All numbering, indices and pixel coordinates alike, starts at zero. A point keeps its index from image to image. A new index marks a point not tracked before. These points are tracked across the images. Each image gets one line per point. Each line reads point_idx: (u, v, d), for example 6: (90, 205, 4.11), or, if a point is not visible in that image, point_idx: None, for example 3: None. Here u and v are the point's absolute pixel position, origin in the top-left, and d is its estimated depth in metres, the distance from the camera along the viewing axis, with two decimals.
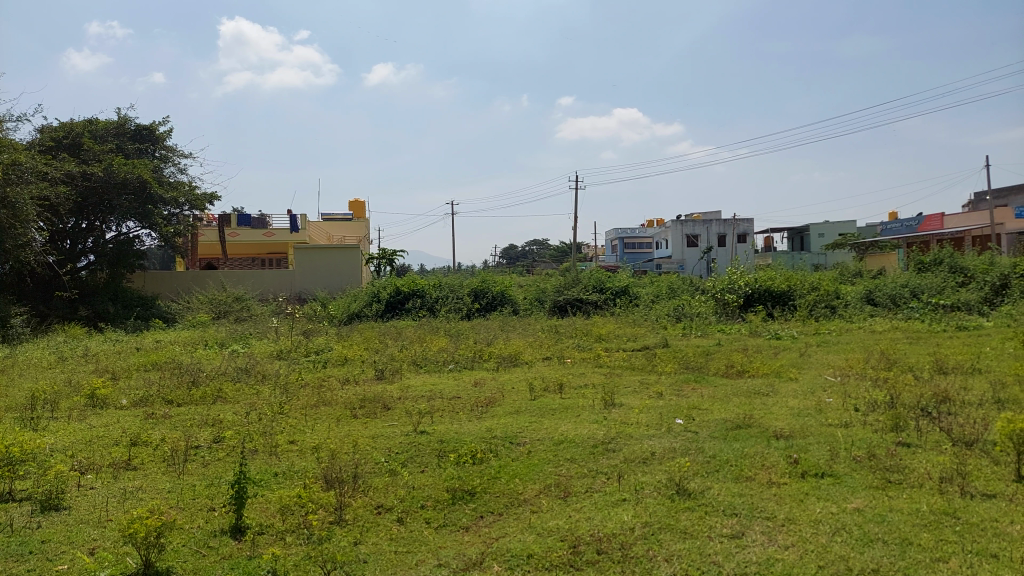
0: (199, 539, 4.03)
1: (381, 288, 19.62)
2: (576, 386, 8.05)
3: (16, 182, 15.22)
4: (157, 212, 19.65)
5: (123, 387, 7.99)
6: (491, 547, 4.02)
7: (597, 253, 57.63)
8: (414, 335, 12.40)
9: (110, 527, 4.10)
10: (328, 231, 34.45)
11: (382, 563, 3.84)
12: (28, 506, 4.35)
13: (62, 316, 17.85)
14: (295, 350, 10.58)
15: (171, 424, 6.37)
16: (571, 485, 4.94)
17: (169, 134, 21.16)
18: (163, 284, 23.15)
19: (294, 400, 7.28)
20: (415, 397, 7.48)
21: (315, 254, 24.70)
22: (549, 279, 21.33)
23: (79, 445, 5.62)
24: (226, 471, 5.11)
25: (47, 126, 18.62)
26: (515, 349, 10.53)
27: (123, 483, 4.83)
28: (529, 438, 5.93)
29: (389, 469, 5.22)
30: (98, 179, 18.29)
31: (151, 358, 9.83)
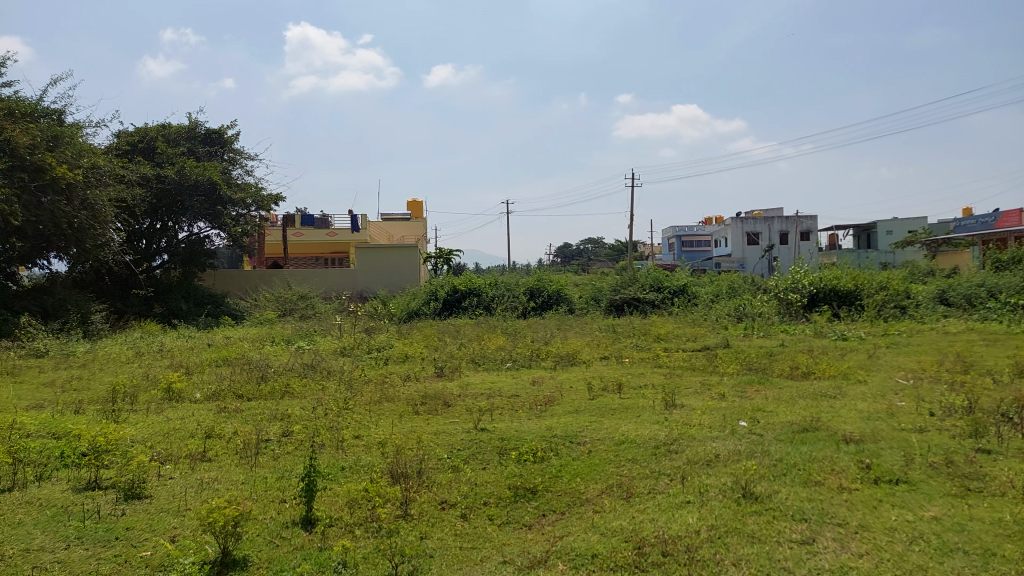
0: (272, 530, 4.16)
1: (438, 287, 19.81)
2: (635, 386, 7.96)
3: (95, 184, 16.07)
4: (226, 213, 20.35)
5: (197, 381, 8.30)
6: (555, 546, 4.02)
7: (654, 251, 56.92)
8: (472, 333, 12.47)
9: (189, 517, 4.26)
10: (387, 231, 35.04)
11: (447, 559, 3.88)
12: (113, 495, 4.55)
13: (138, 314, 18.46)
14: (357, 347, 10.77)
15: (242, 418, 6.58)
16: (633, 486, 4.89)
17: (237, 137, 21.90)
18: (233, 283, 23.92)
19: (358, 396, 7.42)
20: (475, 395, 7.52)
21: (374, 253, 25.12)
22: (605, 278, 21.20)
23: (157, 436, 5.86)
24: (295, 465, 5.26)
25: (124, 132, 19.62)
26: (573, 348, 10.49)
27: (200, 474, 5.02)
28: (590, 437, 5.90)
29: (452, 465, 5.27)
30: (172, 182, 19.09)
31: (221, 354, 10.15)
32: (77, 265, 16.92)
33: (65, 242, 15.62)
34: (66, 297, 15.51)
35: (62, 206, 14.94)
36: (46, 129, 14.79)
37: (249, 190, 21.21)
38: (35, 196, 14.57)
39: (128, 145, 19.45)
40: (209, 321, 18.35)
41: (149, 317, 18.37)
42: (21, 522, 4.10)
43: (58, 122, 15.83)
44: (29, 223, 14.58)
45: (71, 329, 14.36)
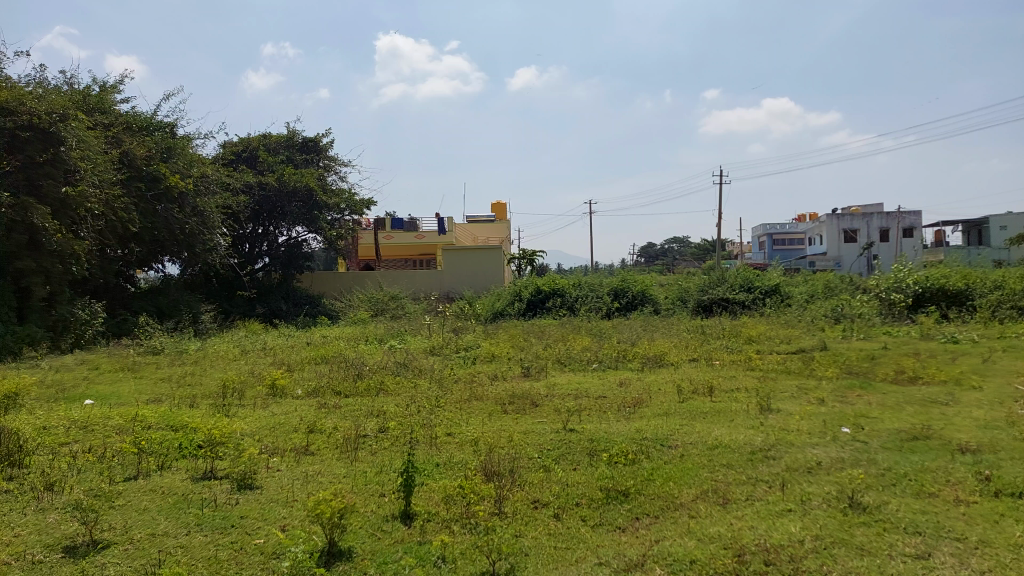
0: (374, 523, 4.32)
1: (522, 287, 19.93)
2: (727, 389, 7.76)
3: (204, 193, 17.18)
4: (323, 218, 21.12)
5: (298, 378, 8.71)
6: (652, 550, 3.97)
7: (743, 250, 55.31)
8: (558, 333, 12.49)
9: (296, 507, 4.48)
10: (473, 233, 35.60)
11: (543, 557, 3.91)
12: (227, 484, 4.85)
13: (243, 313, 19.52)
14: (446, 347, 11.00)
15: (341, 414, 6.85)
16: (730, 491, 4.77)
17: (331, 145, 22.74)
18: (327, 284, 24.88)
19: (448, 395, 7.57)
20: (562, 396, 7.52)
21: (459, 254, 25.53)
22: (692, 278, 20.76)
23: (264, 430, 6.18)
24: (392, 460, 5.43)
25: (229, 142, 20.98)
26: (661, 349, 10.33)
27: (305, 467, 5.26)
28: (681, 441, 5.79)
29: (543, 465, 5.30)
30: (273, 189, 20.09)
31: (319, 352, 10.60)
32: (188, 269, 18.00)
33: (177, 247, 16.68)
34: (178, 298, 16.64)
35: (174, 213, 16.05)
36: (160, 142, 16.08)
37: (343, 195, 21.98)
38: (152, 204, 15.71)
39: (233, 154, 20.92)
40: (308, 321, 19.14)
41: (253, 317, 19.34)
42: (148, 508, 4.43)
43: (171, 135, 17.00)
44: (146, 229, 15.67)
45: (183, 327, 15.34)
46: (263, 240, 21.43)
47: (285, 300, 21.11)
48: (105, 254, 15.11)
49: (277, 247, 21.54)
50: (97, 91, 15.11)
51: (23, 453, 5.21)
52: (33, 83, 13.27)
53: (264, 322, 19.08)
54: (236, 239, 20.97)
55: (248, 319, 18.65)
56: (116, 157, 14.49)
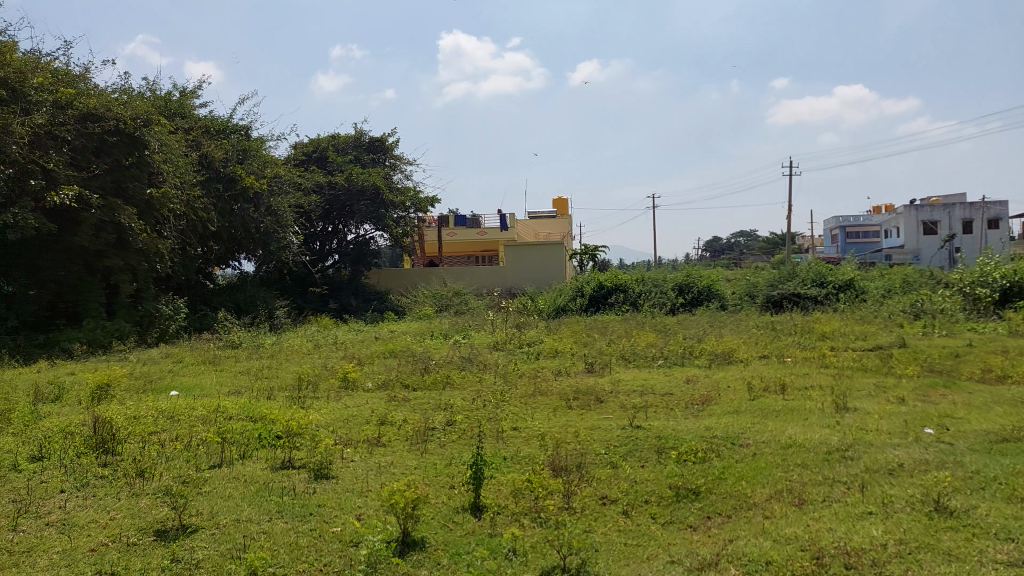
0: (446, 514, 4.41)
1: (584, 283, 19.81)
2: (800, 387, 7.54)
3: (278, 193, 17.81)
4: (389, 216, 21.53)
5: (369, 371, 8.95)
6: (726, 549, 3.90)
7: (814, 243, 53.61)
8: (621, 329, 12.39)
9: (370, 498, 4.63)
10: (535, 229, 35.68)
11: (614, 553, 3.91)
12: (305, 473, 5.04)
13: (315, 309, 20.14)
14: (510, 342, 11.06)
15: (411, 406, 7.00)
16: (806, 492, 4.64)
17: (397, 144, 23.15)
18: (394, 280, 25.37)
19: (514, 389, 7.63)
20: (628, 392, 7.47)
21: (522, 250, 25.60)
22: (760, 273, 20.21)
23: (338, 422, 6.38)
24: (461, 453, 5.52)
25: (300, 144, 21.93)
26: (728, 346, 10.10)
27: (377, 458, 5.41)
28: (753, 440, 5.67)
29: (610, 461, 5.29)
30: (342, 188, 20.65)
31: (388, 347, 10.85)
32: (263, 266, 18.67)
33: (253, 245, 17.31)
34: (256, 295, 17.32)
35: (250, 212, 16.71)
36: (236, 144, 16.74)
37: (408, 193, 22.37)
38: (229, 204, 16.38)
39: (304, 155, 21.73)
40: (376, 316, 19.56)
41: (324, 312, 19.91)
42: (231, 495, 4.63)
43: (246, 137, 17.66)
44: (224, 228, 16.37)
45: (259, 322, 15.93)
46: (333, 238, 22.02)
47: (355, 296, 21.64)
48: (186, 252, 15.84)
49: (346, 244, 22.09)
50: (177, 96, 15.86)
51: (117, 441, 5.53)
52: (120, 90, 14.02)
53: (335, 317, 19.61)
54: (307, 237, 21.63)
55: (320, 314, 19.21)
56: (194, 160, 15.19)
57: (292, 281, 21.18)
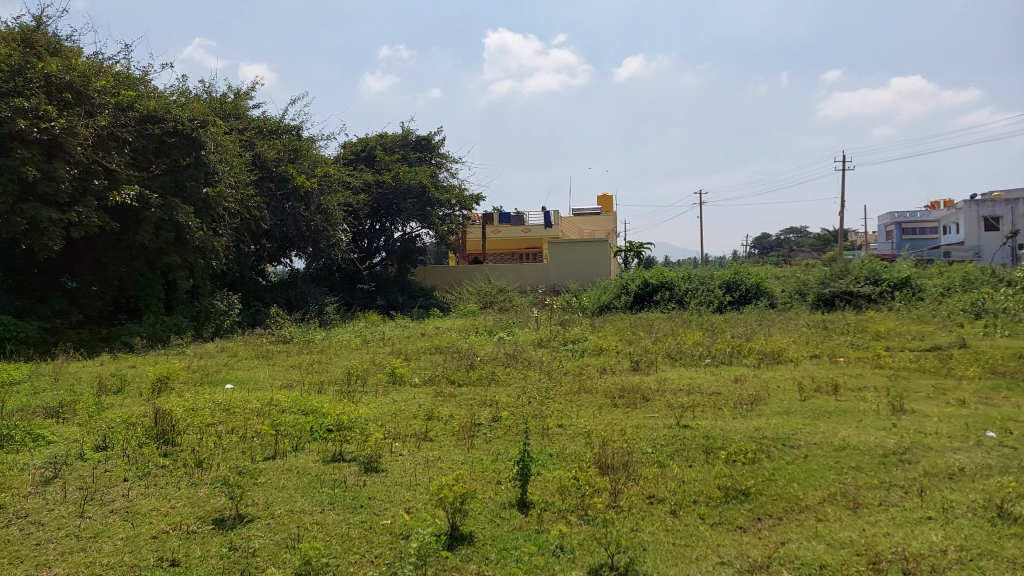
0: (493, 509, 4.45)
1: (629, 280, 19.63)
2: (853, 388, 7.35)
3: (328, 192, 18.16)
4: (435, 214, 21.74)
5: (415, 367, 9.07)
6: (778, 552, 3.84)
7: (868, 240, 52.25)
8: (667, 327, 12.27)
9: (419, 491, 4.70)
10: (579, 226, 35.57)
11: (662, 553, 3.88)
12: (355, 467, 5.15)
13: (363, 305, 20.47)
14: (554, 339, 11.06)
15: (457, 402, 7.08)
16: (860, 495, 4.53)
17: (443, 143, 23.37)
18: (440, 277, 25.60)
19: (559, 387, 7.63)
20: (674, 391, 7.39)
21: (567, 248, 25.53)
22: (811, 271, 19.74)
23: (386, 416, 6.49)
24: (508, 449, 5.56)
25: (349, 143, 22.26)
26: (778, 345, 9.90)
27: (425, 452, 5.49)
28: (805, 441, 5.55)
29: (657, 460, 5.25)
30: (389, 187, 20.94)
31: (434, 343, 10.97)
32: (313, 262, 19.06)
33: (303, 243, 17.71)
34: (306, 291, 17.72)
35: (301, 211, 17.08)
36: (288, 144, 17.15)
37: (454, 191, 22.56)
38: (280, 203, 16.80)
39: (352, 155, 22.12)
40: (422, 313, 19.76)
41: (372, 308, 20.22)
42: (286, 486, 4.77)
43: (297, 137, 18.07)
44: (277, 227, 16.81)
45: (310, 318, 16.29)
46: (380, 236, 22.35)
47: (401, 292, 21.91)
48: (240, 249, 16.32)
49: (393, 242, 22.38)
50: (232, 98, 16.33)
51: (176, 432, 5.74)
52: (177, 92, 14.51)
53: (383, 313, 19.90)
54: (356, 234, 22.00)
55: (368, 310, 19.52)
56: (247, 160, 15.61)
57: (341, 278, 21.57)
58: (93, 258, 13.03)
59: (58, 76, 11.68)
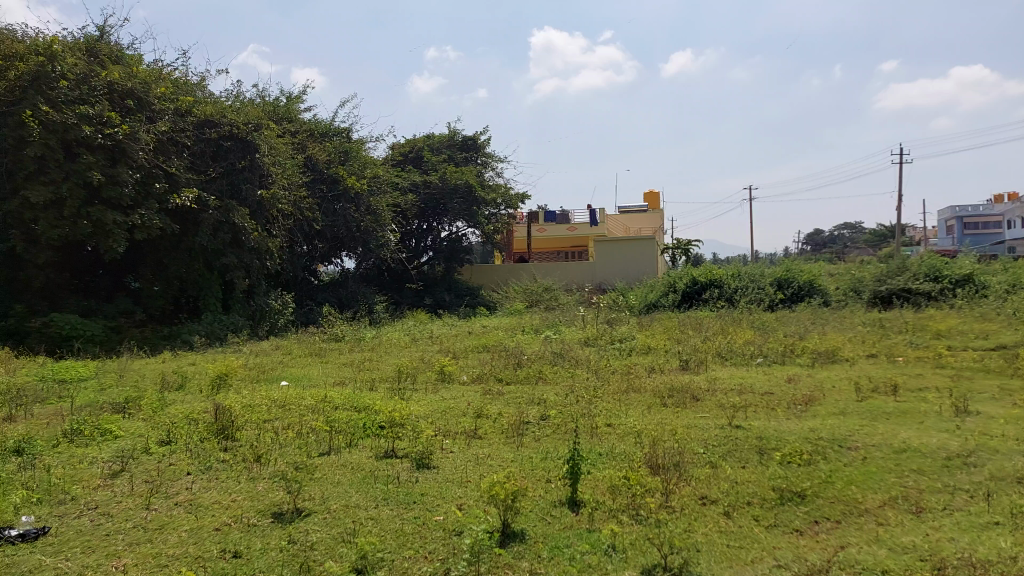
0: (544, 507, 4.46)
1: (677, 278, 19.40)
2: (914, 388, 7.13)
3: (377, 192, 18.42)
4: (481, 213, 21.86)
5: (464, 365, 9.16)
6: (837, 556, 3.75)
7: (926, 234, 50.38)
8: (716, 326, 12.07)
9: (470, 488, 4.76)
10: (625, 224, 35.30)
11: (717, 555, 3.84)
12: (407, 463, 5.23)
13: (411, 304, 20.72)
14: (601, 338, 11.03)
15: (506, 400, 7.12)
16: (923, 499, 4.39)
17: (489, 142, 23.49)
18: (486, 276, 25.75)
19: (607, 385, 7.61)
20: (725, 391, 7.29)
21: (613, 246, 25.37)
22: (866, 268, 19.16)
23: (437, 414, 6.57)
24: (557, 448, 5.57)
25: (397, 145, 22.56)
26: (832, 344, 9.66)
27: (475, 450, 5.54)
28: (863, 442, 5.41)
29: (709, 461, 5.18)
30: (436, 187, 21.16)
31: (481, 341, 11.05)
32: (362, 262, 19.38)
33: (353, 243, 18.01)
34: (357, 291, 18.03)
35: (351, 212, 17.36)
36: (338, 147, 17.49)
37: (500, 190, 22.65)
38: (332, 204, 17.15)
39: (400, 156, 22.44)
40: (469, 311, 19.88)
41: (420, 307, 20.46)
42: (341, 481, 4.88)
43: (347, 139, 18.41)
44: (328, 227, 17.18)
45: (360, 316, 16.59)
46: (428, 235, 22.60)
47: (448, 291, 22.10)
48: (294, 250, 16.73)
49: (440, 241, 22.61)
50: (284, 102, 16.75)
51: (235, 428, 5.92)
52: (232, 97, 14.97)
53: (431, 312, 20.11)
54: (404, 234, 22.30)
55: (416, 309, 19.75)
56: (299, 162, 16.00)
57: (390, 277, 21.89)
58: (155, 259, 13.56)
59: (120, 83, 12.19)
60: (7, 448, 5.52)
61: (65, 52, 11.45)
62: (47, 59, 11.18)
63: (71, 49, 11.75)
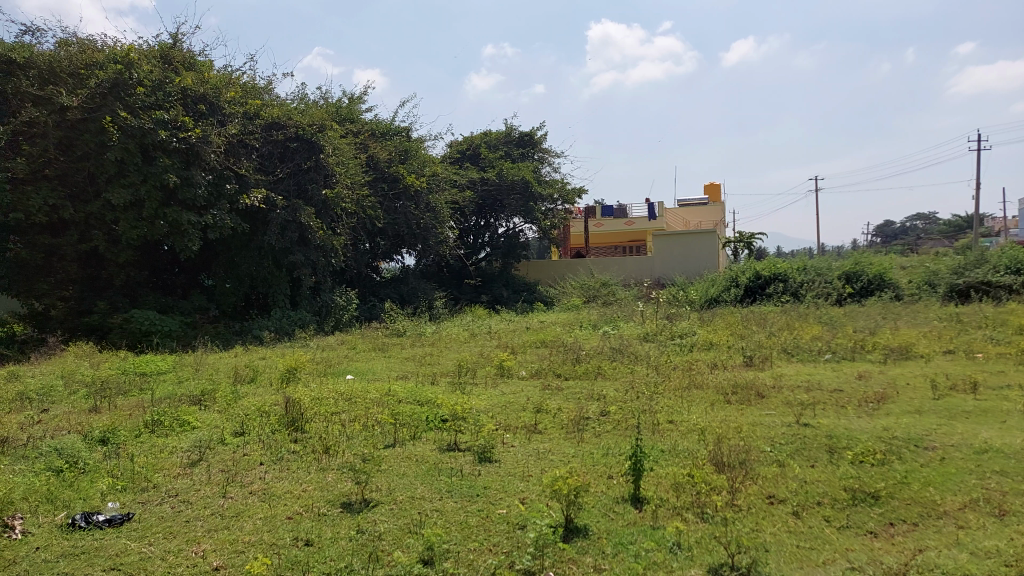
0: (606, 503, 4.46)
1: (739, 273, 19.01)
2: (996, 386, 6.79)
3: (436, 190, 18.62)
4: (538, 209, 21.88)
5: (523, 360, 9.21)
6: (915, 560, 3.62)
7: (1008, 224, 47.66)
8: (781, 321, 11.76)
9: (532, 482, 4.79)
10: (685, 217, 34.68)
11: (786, 555, 3.76)
12: (470, 456, 5.31)
13: (470, 300, 20.91)
14: (661, 333, 10.89)
15: (565, 395, 7.13)
16: (1008, 503, 4.18)
17: (546, 138, 23.48)
18: (543, 272, 25.77)
19: (668, 381, 7.53)
20: (792, 387, 7.10)
21: (672, 240, 24.95)
22: (942, 260, 18.29)
23: (497, 408, 6.63)
24: (619, 444, 5.54)
25: (455, 142, 22.77)
26: (906, 340, 9.28)
27: (536, 444, 5.57)
28: (940, 442, 5.19)
29: (777, 460, 5.07)
30: (494, 184, 21.25)
31: (539, 336, 11.08)
32: (422, 259, 19.66)
33: (413, 240, 18.23)
34: (418, 287, 18.32)
35: (412, 210, 17.63)
36: (399, 146, 17.77)
37: (556, 186, 22.60)
38: (393, 203, 17.43)
39: (458, 153, 22.65)
40: (527, 307, 19.91)
41: (478, 303, 20.63)
42: (406, 473, 4.98)
43: (407, 139, 18.71)
44: (389, 225, 17.47)
45: (420, 312, 16.85)
46: (486, 232, 22.84)
47: (506, 287, 22.19)
48: (358, 247, 17.12)
49: (497, 237, 22.76)
50: (346, 102, 17.13)
51: (304, 420, 6.13)
52: (297, 99, 15.41)
53: (489, 308, 20.24)
54: (462, 231, 22.53)
55: (475, 304, 19.93)
56: (361, 161, 16.36)
57: (450, 273, 22.16)
58: (226, 258, 14.12)
59: (192, 89, 12.68)
60: (94, 437, 5.85)
61: (141, 60, 12.02)
62: (125, 66, 11.72)
63: (147, 57, 12.31)
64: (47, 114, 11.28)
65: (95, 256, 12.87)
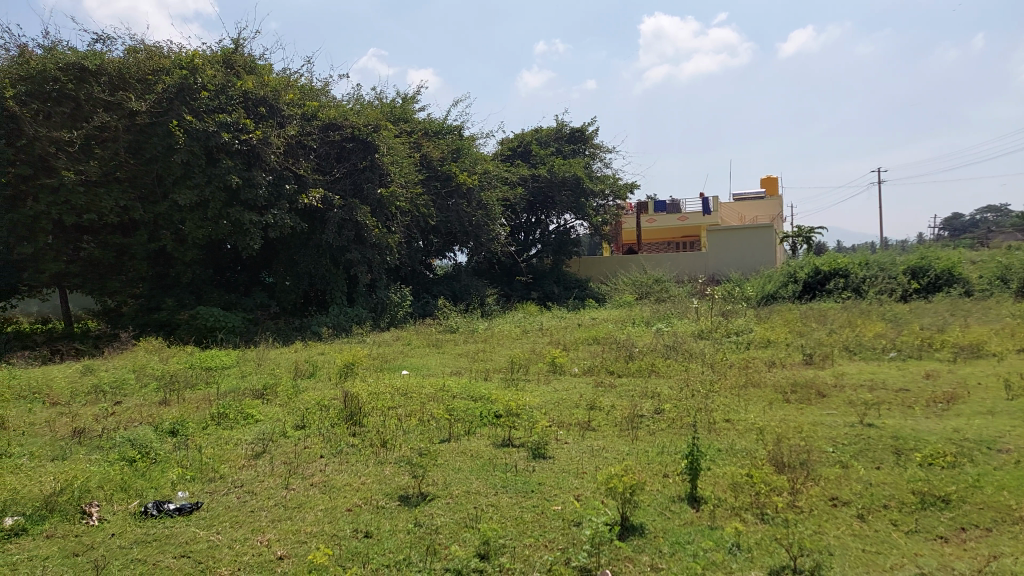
0: (662, 502, 4.42)
1: (798, 268, 18.51)
2: None
3: (488, 187, 18.72)
4: (588, 205, 21.77)
5: (575, 357, 9.18)
6: (989, 567, 3.48)
7: None
8: (843, 318, 11.40)
9: (587, 479, 4.79)
10: (740, 212, 33.91)
11: (850, 559, 3.66)
12: (524, 452, 5.34)
13: (521, 297, 20.96)
14: (716, 330, 10.70)
15: (618, 393, 7.08)
16: None
17: (597, 133, 23.32)
18: (594, 269, 25.63)
19: (724, 379, 7.40)
20: (854, 387, 6.88)
21: (727, 235, 24.45)
22: (1016, 254, 17.40)
23: (550, 404, 6.65)
24: (675, 442, 5.48)
25: (506, 139, 22.83)
26: (978, 338, 8.87)
27: (590, 441, 5.56)
28: (1015, 445, 4.96)
29: (839, 461, 4.94)
30: (545, 180, 21.22)
31: (591, 333, 11.02)
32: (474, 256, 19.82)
33: (466, 237, 18.37)
34: (470, 284, 18.45)
35: (464, 207, 17.77)
36: (451, 144, 17.94)
37: (607, 181, 22.44)
38: (446, 201, 17.61)
39: (509, 150, 22.72)
40: (578, 304, 19.82)
41: (530, 299, 20.65)
42: (462, 468, 5.05)
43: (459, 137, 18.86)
44: (442, 223, 17.66)
45: (473, 309, 16.97)
46: (536, 228, 22.85)
47: (557, 283, 22.15)
48: (412, 245, 17.36)
49: (548, 234, 22.73)
50: (400, 102, 17.37)
51: (362, 415, 6.27)
52: (352, 100, 15.72)
53: (540, 305, 20.25)
54: (513, 228, 22.59)
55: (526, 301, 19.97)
56: (415, 160, 16.57)
57: (501, 270, 22.25)
58: (285, 256, 14.53)
59: (252, 92, 13.10)
60: (164, 429, 6.11)
61: (205, 65, 12.47)
62: (190, 72, 12.19)
63: (210, 62, 12.77)
64: (117, 119, 11.78)
65: (162, 256, 13.41)
